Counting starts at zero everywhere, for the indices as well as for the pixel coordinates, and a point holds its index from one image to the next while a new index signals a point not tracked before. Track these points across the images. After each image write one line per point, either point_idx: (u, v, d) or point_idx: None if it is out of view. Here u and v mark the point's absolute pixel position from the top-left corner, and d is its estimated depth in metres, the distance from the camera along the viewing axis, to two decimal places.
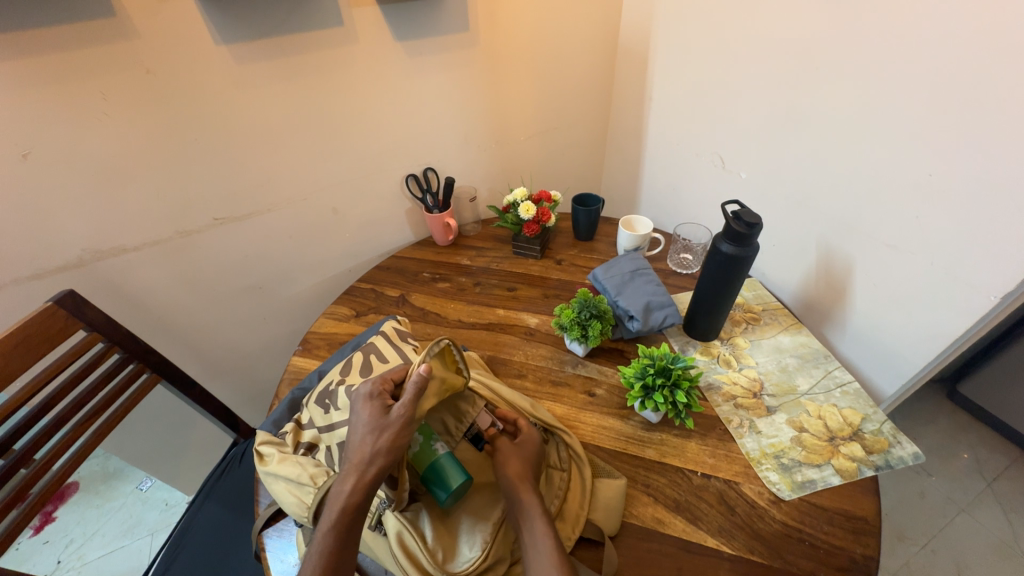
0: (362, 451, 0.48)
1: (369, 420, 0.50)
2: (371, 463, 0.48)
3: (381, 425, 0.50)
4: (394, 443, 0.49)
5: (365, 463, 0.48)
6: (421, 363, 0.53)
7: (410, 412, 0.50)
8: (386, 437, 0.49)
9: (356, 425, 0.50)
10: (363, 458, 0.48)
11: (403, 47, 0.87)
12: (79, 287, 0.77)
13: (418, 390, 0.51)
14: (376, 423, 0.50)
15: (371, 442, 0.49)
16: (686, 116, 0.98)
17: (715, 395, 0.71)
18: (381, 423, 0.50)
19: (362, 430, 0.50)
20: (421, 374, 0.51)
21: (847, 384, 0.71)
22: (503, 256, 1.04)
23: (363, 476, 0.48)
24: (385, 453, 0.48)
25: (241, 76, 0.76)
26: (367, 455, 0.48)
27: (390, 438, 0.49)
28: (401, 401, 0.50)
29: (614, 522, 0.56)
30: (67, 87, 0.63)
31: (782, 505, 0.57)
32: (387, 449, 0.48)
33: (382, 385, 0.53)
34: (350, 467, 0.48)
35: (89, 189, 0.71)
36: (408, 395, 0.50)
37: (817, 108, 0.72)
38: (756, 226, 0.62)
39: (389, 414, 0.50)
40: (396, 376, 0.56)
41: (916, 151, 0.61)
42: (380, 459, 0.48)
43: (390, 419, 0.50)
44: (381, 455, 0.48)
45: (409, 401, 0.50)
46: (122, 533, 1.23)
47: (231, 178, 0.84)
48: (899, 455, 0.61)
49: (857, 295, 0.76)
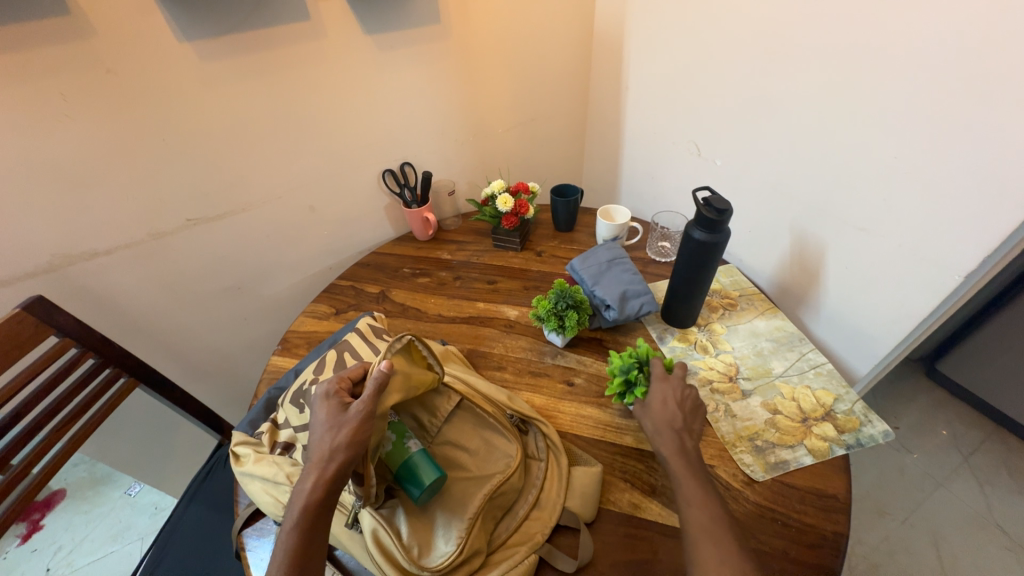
0: (321, 448, 0.48)
1: (326, 419, 0.50)
2: (331, 460, 0.47)
3: (339, 422, 0.49)
4: (353, 438, 0.48)
5: (325, 460, 0.47)
6: (382, 360, 0.53)
7: (369, 407, 0.50)
8: (344, 433, 0.49)
9: (314, 425, 0.50)
10: (323, 456, 0.48)
11: (373, 40, 0.86)
12: (49, 293, 0.76)
13: (378, 386, 0.51)
14: (334, 420, 0.50)
15: (330, 440, 0.48)
16: (662, 102, 0.98)
17: (692, 380, 0.72)
18: (340, 420, 0.49)
19: (321, 429, 0.49)
20: (381, 370, 0.51)
21: (820, 366, 0.72)
22: (482, 250, 1.04)
23: (324, 473, 0.47)
24: (344, 449, 0.48)
25: (207, 74, 0.75)
26: (326, 453, 0.48)
27: (348, 434, 0.48)
28: (360, 397, 0.50)
29: (590, 509, 0.56)
30: (25, 90, 0.62)
31: (755, 486, 0.58)
32: (346, 445, 0.48)
33: (340, 383, 0.53)
34: (310, 465, 0.48)
35: (54, 194, 0.70)
36: (367, 391, 0.50)
37: (788, 89, 0.72)
38: (727, 212, 0.63)
39: (346, 411, 0.50)
40: (354, 373, 0.55)
41: (883, 133, 0.62)
42: (339, 455, 0.47)
43: (349, 416, 0.49)
44: (340, 452, 0.48)
45: (367, 396, 0.50)
46: (110, 538, 1.24)
47: (202, 177, 0.83)
48: (870, 434, 0.62)
49: (829, 277, 0.77)
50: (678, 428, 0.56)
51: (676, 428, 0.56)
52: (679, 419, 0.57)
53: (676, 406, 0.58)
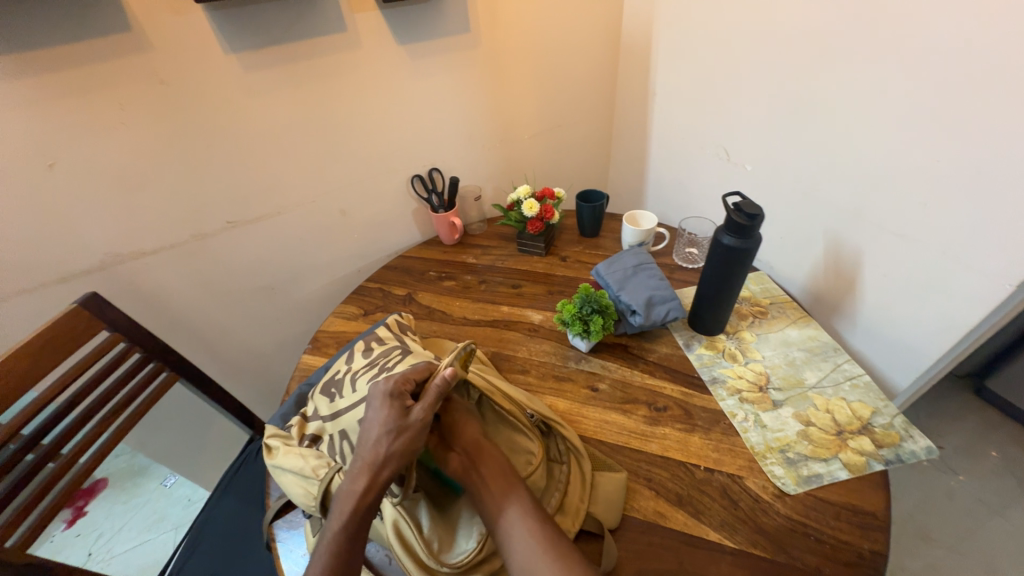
0: (377, 452, 0.49)
1: (386, 421, 0.50)
2: (385, 466, 0.48)
3: (399, 427, 0.50)
4: (408, 447, 0.50)
5: (379, 465, 0.48)
6: (448, 366, 0.54)
7: (429, 416, 0.52)
8: (402, 440, 0.50)
9: (373, 424, 0.51)
10: (379, 459, 0.49)
11: (406, 50, 0.89)
12: (102, 290, 0.81)
13: (439, 394, 0.53)
14: (395, 424, 0.51)
15: (387, 445, 0.49)
16: (692, 107, 0.97)
17: (720, 389, 0.70)
18: (400, 425, 0.51)
19: (380, 431, 0.50)
20: (449, 378, 0.53)
21: (857, 377, 0.69)
22: (508, 254, 1.05)
23: (377, 477, 0.48)
24: (401, 456, 0.49)
25: (250, 84, 0.79)
26: (381, 457, 0.49)
27: (405, 442, 0.50)
28: (422, 405, 0.52)
29: (613, 515, 0.56)
30: (88, 101, 0.67)
31: (787, 500, 0.56)
32: (402, 453, 0.49)
33: (402, 384, 0.54)
34: (364, 467, 0.48)
35: (109, 196, 0.75)
36: (430, 399, 0.52)
37: (825, 89, 0.70)
38: (757, 217, 0.61)
39: (408, 417, 0.51)
40: (417, 375, 0.56)
41: (926, 134, 0.60)
42: (393, 462, 0.49)
43: (410, 421, 0.51)
44: (395, 457, 0.49)
45: (429, 404, 0.52)
46: (148, 527, 1.28)
47: (242, 182, 0.87)
48: (911, 449, 0.59)
49: (867, 286, 0.74)
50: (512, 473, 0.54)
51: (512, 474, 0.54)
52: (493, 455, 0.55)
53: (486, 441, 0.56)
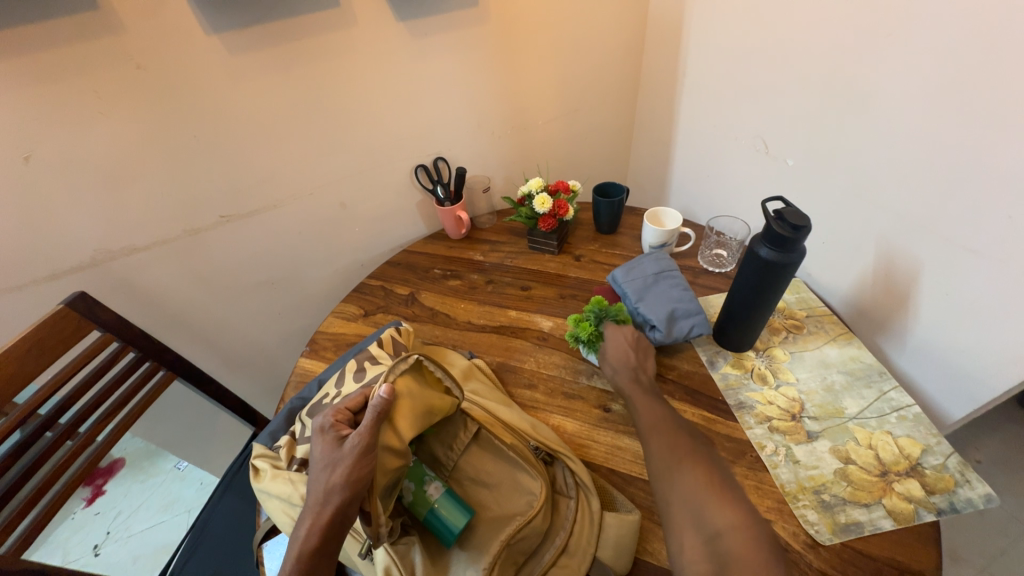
0: (317, 490, 0.45)
1: (322, 456, 0.46)
2: (328, 502, 0.44)
3: (334, 459, 0.46)
4: (348, 478, 0.44)
5: (321, 503, 0.44)
6: (382, 384, 0.49)
7: (366, 440, 0.46)
8: (339, 471, 0.45)
9: (312, 462, 0.47)
10: (320, 498, 0.45)
11: (406, 26, 0.80)
12: (92, 287, 0.78)
13: (377, 414, 0.47)
14: (329, 457, 0.46)
15: (325, 479, 0.45)
16: (726, 92, 0.87)
17: (747, 416, 0.63)
18: (335, 456, 0.46)
19: (318, 467, 0.46)
20: (381, 396, 0.47)
21: (905, 409, 0.62)
22: (518, 252, 0.98)
23: (320, 516, 0.44)
24: (340, 490, 0.44)
25: (235, 66, 0.72)
26: (322, 494, 0.45)
27: (344, 472, 0.45)
28: (358, 429, 0.46)
29: (624, 561, 0.50)
30: (60, 88, 0.62)
31: (820, 551, 0.50)
32: (341, 484, 0.44)
33: (335, 415, 0.50)
34: (307, 508, 0.45)
35: (92, 191, 0.71)
36: (366, 421, 0.46)
37: (891, 76, 0.60)
38: (805, 228, 0.52)
39: (342, 447, 0.46)
40: (353, 403, 0.52)
41: (1014, 133, 0.50)
42: (335, 496, 0.44)
43: (344, 451, 0.46)
44: (337, 491, 0.44)
45: (365, 428, 0.46)
46: (163, 507, 1.28)
47: (234, 173, 0.81)
48: (967, 497, 0.52)
49: (922, 304, 0.65)
50: (638, 375, 0.60)
51: (638, 376, 0.60)
52: (635, 361, 0.61)
53: (630, 347, 0.63)
